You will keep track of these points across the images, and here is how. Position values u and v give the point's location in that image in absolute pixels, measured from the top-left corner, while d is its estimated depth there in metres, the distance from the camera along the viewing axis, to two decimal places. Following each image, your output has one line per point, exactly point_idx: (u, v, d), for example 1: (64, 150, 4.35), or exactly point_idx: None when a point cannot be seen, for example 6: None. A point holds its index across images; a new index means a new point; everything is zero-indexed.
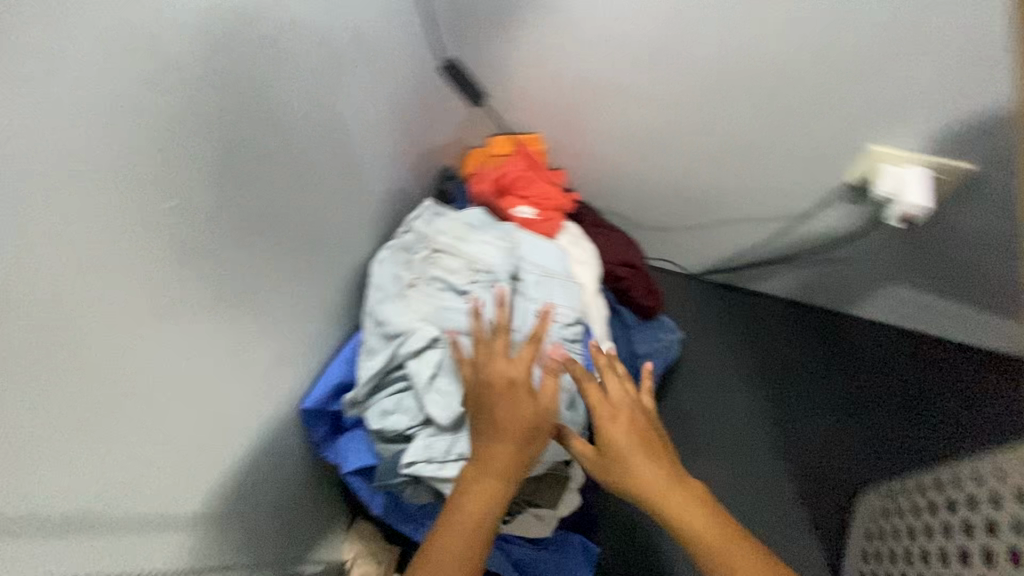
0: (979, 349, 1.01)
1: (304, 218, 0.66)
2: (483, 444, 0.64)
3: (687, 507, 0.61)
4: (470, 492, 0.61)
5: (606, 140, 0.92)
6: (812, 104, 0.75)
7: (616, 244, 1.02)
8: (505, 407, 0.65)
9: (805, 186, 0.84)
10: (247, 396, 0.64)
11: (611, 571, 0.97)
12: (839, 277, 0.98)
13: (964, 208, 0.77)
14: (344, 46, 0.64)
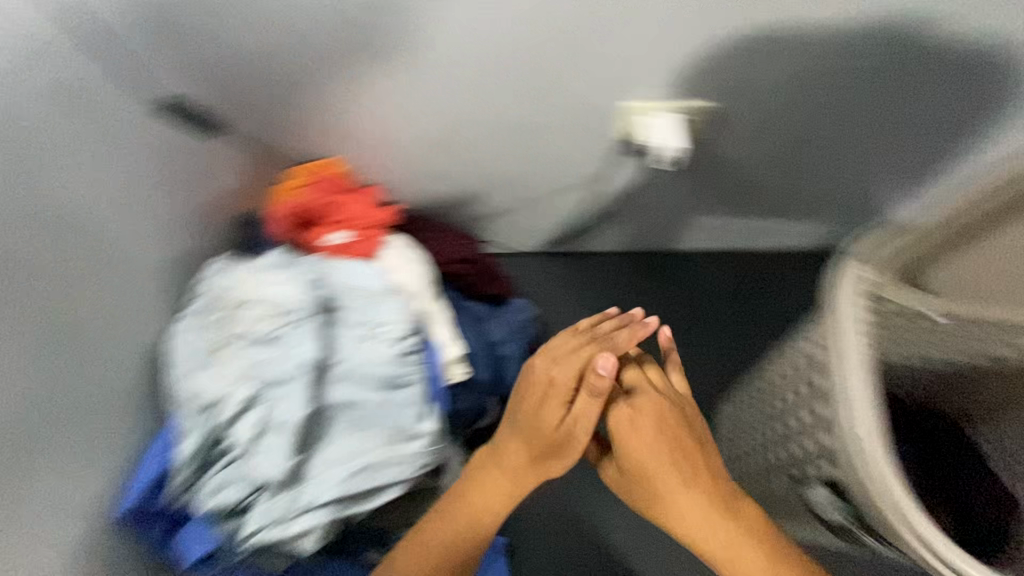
0: (771, 252, 1.19)
1: (49, 323, 0.57)
2: (515, 448, 0.66)
3: (713, 520, 0.60)
4: (492, 491, 0.66)
5: (402, 145, 0.88)
6: (586, 67, 0.75)
7: (448, 242, 1.00)
8: (530, 419, 0.65)
9: (595, 147, 0.89)
10: (46, 535, 0.56)
11: (528, 549, 1.00)
12: (652, 219, 1.08)
13: (720, 138, 0.86)
14: (44, 124, 0.56)
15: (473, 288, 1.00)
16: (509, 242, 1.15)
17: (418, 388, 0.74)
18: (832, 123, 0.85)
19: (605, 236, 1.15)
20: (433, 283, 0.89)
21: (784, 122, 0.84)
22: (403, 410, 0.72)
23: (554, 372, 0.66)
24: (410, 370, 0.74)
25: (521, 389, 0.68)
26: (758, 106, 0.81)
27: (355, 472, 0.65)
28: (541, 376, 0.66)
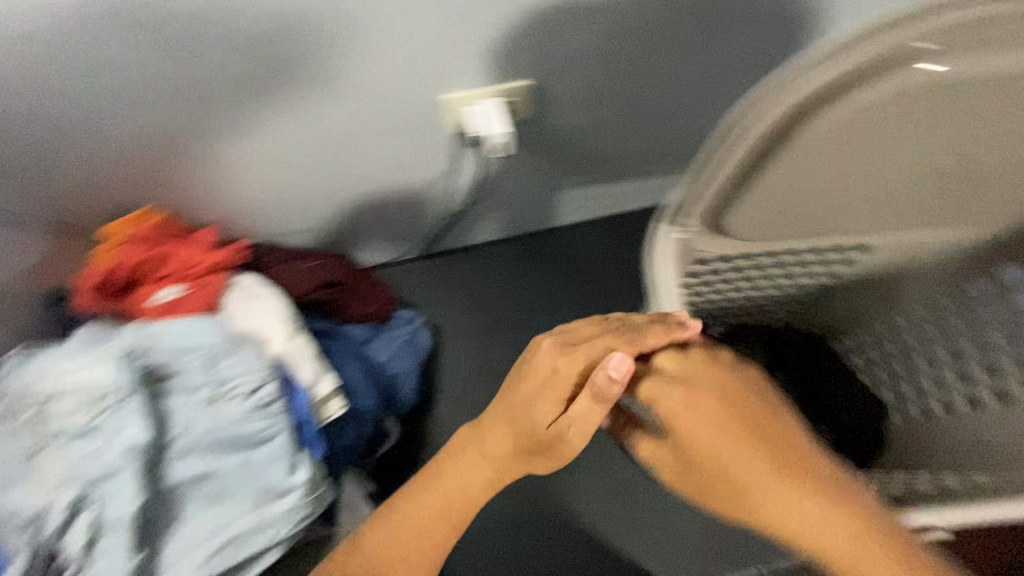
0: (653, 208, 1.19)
1: None
2: (500, 444, 0.57)
3: (824, 521, 0.47)
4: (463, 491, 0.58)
5: (220, 177, 0.82)
6: (381, 59, 0.71)
7: (307, 269, 0.93)
8: (522, 414, 0.56)
9: (430, 140, 0.84)
10: None
11: None
12: (522, 200, 1.05)
13: (554, 110, 0.83)
14: None
15: (343, 312, 0.94)
16: (382, 251, 1.08)
17: (283, 439, 0.69)
18: (657, 77, 0.84)
19: (479, 225, 1.09)
20: (292, 319, 0.83)
21: (611, 83, 0.82)
22: (268, 466, 0.67)
23: (558, 357, 0.57)
24: (270, 423, 0.69)
25: (520, 368, 0.59)
26: (577, 74, 0.78)
27: (217, 550, 0.61)
28: (546, 361, 0.57)
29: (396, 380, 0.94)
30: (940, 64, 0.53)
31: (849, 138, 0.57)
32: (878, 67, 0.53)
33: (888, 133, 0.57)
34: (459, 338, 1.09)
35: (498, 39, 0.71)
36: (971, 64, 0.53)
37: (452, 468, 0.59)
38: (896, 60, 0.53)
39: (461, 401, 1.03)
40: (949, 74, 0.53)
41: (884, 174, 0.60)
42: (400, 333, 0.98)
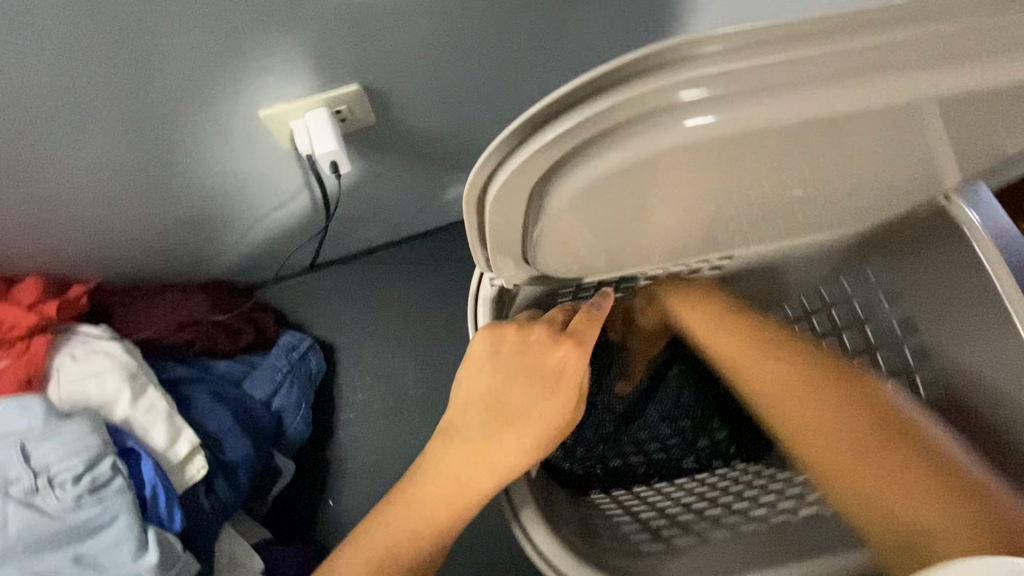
0: None
1: None
2: (494, 448, 0.51)
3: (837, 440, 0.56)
4: (458, 497, 0.53)
5: (23, 228, 0.72)
6: (162, 88, 0.60)
7: (162, 307, 0.85)
8: (538, 403, 0.52)
9: (267, 156, 0.74)
10: None
11: None
12: (407, 203, 0.95)
13: (401, 111, 0.73)
14: None
15: (213, 348, 0.86)
16: (262, 271, 0.98)
17: (125, 521, 0.62)
18: (517, 65, 0.73)
19: (365, 234, 0.99)
20: (139, 371, 0.75)
21: (463, 75, 0.72)
22: (110, 554, 0.61)
23: (555, 349, 0.51)
24: (106, 506, 0.62)
25: (514, 353, 0.52)
26: (415, 72, 0.68)
27: None
28: (543, 351, 0.52)
29: (281, 413, 0.88)
30: (730, 118, 0.34)
31: (636, 206, 0.42)
32: (638, 129, 0.35)
33: (691, 188, 0.41)
34: (359, 356, 1.01)
35: (303, 48, 0.60)
36: (786, 115, 0.34)
37: (446, 468, 0.53)
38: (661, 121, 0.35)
39: (368, 421, 0.98)
40: (765, 122, 0.34)
41: (708, 215, 0.47)
42: (281, 365, 0.90)
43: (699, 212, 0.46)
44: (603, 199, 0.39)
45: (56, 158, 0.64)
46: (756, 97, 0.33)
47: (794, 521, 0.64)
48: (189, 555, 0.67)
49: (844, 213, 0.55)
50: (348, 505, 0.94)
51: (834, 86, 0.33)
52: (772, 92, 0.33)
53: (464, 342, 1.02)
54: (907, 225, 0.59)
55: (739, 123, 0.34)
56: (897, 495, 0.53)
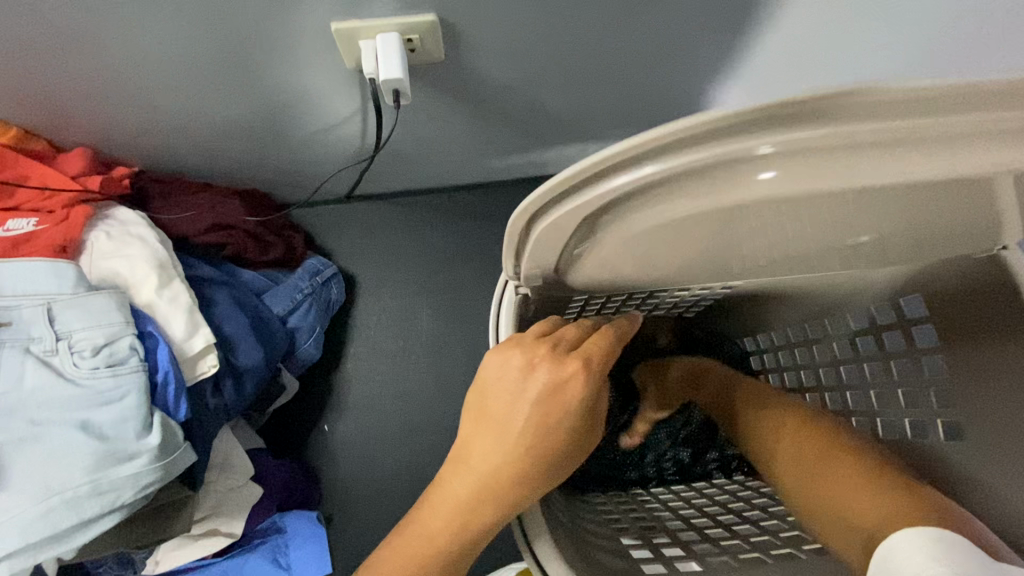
0: None
1: None
2: (507, 470, 0.49)
3: (806, 461, 0.58)
4: (472, 520, 0.51)
5: (83, 98, 0.72)
6: None
7: (199, 205, 0.85)
8: (551, 428, 0.49)
9: (330, 74, 0.73)
10: None
11: (365, 519, 0.93)
12: (453, 152, 0.94)
13: (471, 54, 0.72)
14: None
15: (241, 257, 0.87)
16: (299, 191, 0.98)
17: (135, 400, 0.64)
18: (595, 29, 0.71)
19: (405, 175, 0.98)
20: (169, 263, 0.76)
21: (540, 29, 0.70)
22: (116, 426, 0.62)
23: (563, 368, 0.48)
24: (119, 381, 0.64)
25: (526, 386, 0.48)
26: (492, 16, 0.66)
27: (44, 514, 0.57)
28: (548, 373, 0.48)
29: (295, 334, 0.89)
30: (788, 175, 0.35)
31: (673, 239, 0.43)
32: (706, 172, 0.36)
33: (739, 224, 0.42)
34: (376, 294, 1.02)
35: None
36: (835, 179, 0.36)
37: (458, 491, 0.51)
38: (735, 166, 0.35)
39: (375, 358, 0.99)
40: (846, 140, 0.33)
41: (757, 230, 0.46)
42: (303, 287, 0.91)
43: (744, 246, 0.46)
44: (642, 234, 0.42)
45: (126, 36, 0.64)
46: (813, 165, 0.35)
47: (802, 554, 0.57)
48: (188, 447, 0.67)
49: (904, 256, 0.52)
50: (342, 431, 0.96)
51: (889, 157, 0.35)
52: (824, 161, 0.35)
53: (482, 299, 1.02)
54: (942, 292, 0.58)
55: (802, 179, 0.36)
56: (848, 496, 0.52)
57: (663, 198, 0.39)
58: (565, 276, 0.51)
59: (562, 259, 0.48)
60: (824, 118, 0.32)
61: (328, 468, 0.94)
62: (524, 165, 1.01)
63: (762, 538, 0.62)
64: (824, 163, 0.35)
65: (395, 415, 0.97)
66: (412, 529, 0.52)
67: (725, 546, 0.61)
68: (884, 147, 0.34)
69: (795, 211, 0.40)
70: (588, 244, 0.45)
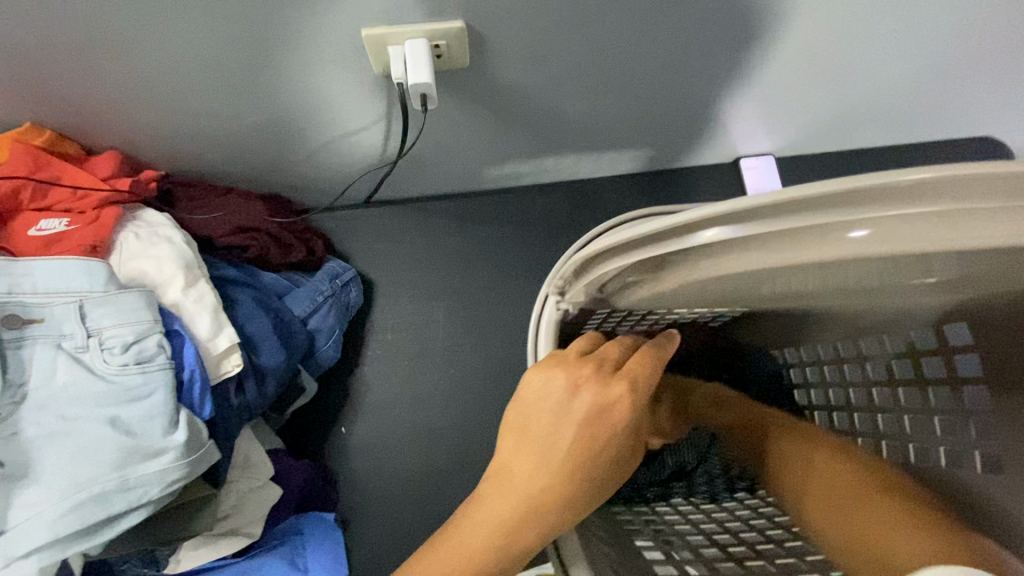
0: (627, 177, 1.08)
1: None
2: (551, 491, 0.49)
3: (827, 486, 0.62)
4: (515, 542, 0.49)
5: (115, 103, 0.74)
6: None
7: (222, 210, 0.86)
8: (598, 447, 0.50)
9: (357, 81, 0.75)
10: None
11: (382, 523, 0.92)
12: (473, 159, 0.95)
13: (495, 61, 0.73)
14: None
15: (262, 261, 0.88)
16: (320, 196, 0.99)
17: (163, 397, 0.64)
18: (619, 37, 0.72)
19: (423, 180, 1.00)
20: (195, 264, 0.77)
21: (564, 38, 0.71)
22: (143, 424, 0.63)
23: (610, 390, 0.49)
24: (147, 379, 0.64)
25: (574, 407, 0.49)
26: (519, 23, 0.68)
27: (74, 508, 0.57)
28: (595, 395, 0.49)
29: (314, 337, 0.90)
30: (875, 236, 0.36)
31: (729, 283, 0.45)
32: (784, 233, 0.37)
33: (781, 270, 0.42)
34: (394, 297, 1.03)
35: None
36: (900, 242, 0.36)
37: (500, 513, 0.49)
38: (807, 232, 0.36)
39: (393, 362, 1.00)
40: (918, 203, 0.33)
41: None
42: (324, 289, 0.92)
43: (781, 283, 0.45)
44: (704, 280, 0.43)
45: (162, 42, 0.66)
46: (891, 224, 0.35)
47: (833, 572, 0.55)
48: (212, 446, 0.68)
49: None
50: (359, 434, 0.96)
51: (958, 225, 0.34)
52: (903, 228, 0.35)
53: (499, 304, 1.03)
54: None
55: (875, 233, 0.35)
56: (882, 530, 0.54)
57: (731, 255, 0.40)
58: (613, 297, 0.51)
59: (613, 284, 0.49)
60: (906, 188, 0.32)
61: (345, 470, 0.94)
62: (541, 172, 1.02)
63: (789, 560, 0.59)
64: (901, 230, 0.35)
65: (414, 420, 0.97)
66: (443, 546, 0.50)
67: (750, 565, 0.58)
68: (964, 218, 0.34)
69: (849, 263, 0.40)
70: (648, 274, 0.45)
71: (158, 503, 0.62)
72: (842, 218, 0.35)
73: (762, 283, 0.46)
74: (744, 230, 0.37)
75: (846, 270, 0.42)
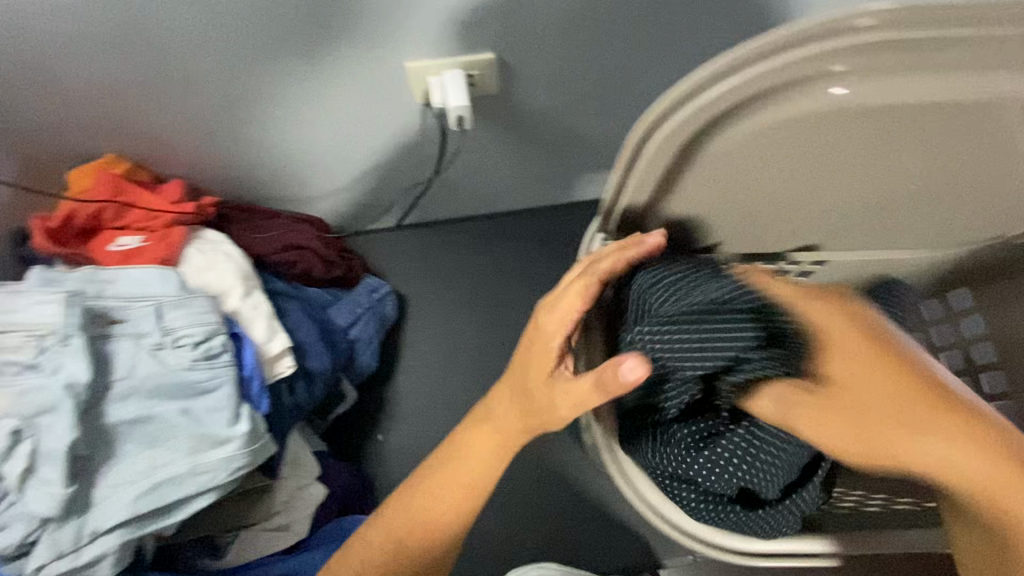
0: None
1: None
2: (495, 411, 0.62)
3: (976, 470, 0.47)
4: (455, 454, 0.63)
5: (186, 135, 0.84)
6: (336, 31, 0.71)
7: (272, 231, 0.95)
8: (523, 375, 0.59)
9: (398, 109, 0.85)
10: None
11: None
12: (496, 181, 1.04)
13: (521, 88, 0.83)
14: None
15: (306, 275, 0.96)
16: (356, 219, 1.08)
17: (228, 390, 0.70)
18: (633, 62, 0.82)
19: (450, 202, 1.08)
20: (252, 276, 0.85)
21: (582, 66, 0.81)
22: (211, 415, 0.69)
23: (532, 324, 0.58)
24: (214, 374, 0.70)
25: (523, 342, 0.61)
26: (546, 51, 0.78)
27: (151, 490, 0.62)
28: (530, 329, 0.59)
29: (354, 345, 0.96)
30: (856, 92, 0.43)
31: (759, 170, 0.50)
32: (782, 88, 0.44)
33: (789, 150, 0.48)
34: (424, 311, 1.10)
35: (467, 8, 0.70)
36: (883, 94, 0.43)
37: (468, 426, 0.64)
38: (804, 82, 0.43)
39: (425, 372, 1.06)
40: (892, 37, 0.40)
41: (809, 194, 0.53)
42: (362, 302, 1.00)
43: (796, 186, 0.52)
44: (727, 167, 0.50)
45: (235, 78, 0.76)
46: (876, 69, 0.42)
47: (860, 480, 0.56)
48: (270, 438, 0.73)
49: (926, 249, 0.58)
50: (395, 442, 1.00)
51: (922, 81, 0.42)
52: (886, 74, 0.42)
53: (522, 317, 1.09)
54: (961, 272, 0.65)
55: (865, 86, 0.43)
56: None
57: (746, 121, 0.46)
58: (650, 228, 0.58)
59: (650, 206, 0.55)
60: (874, 29, 0.40)
61: (382, 476, 0.98)
62: (558, 193, 1.11)
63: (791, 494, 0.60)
64: (881, 78, 0.42)
65: (445, 424, 1.02)
66: (420, 491, 0.63)
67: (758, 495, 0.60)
68: (921, 50, 0.41)
69: (845, 130, 0.46)
70: (674, 187, 0.53)
71: (224, 487, 0.66)
72: (822, 54, 0.41)
73: (789, 188, 0.52)
74: (746, 77, 0.43)
75: (851, 146, 0.47)
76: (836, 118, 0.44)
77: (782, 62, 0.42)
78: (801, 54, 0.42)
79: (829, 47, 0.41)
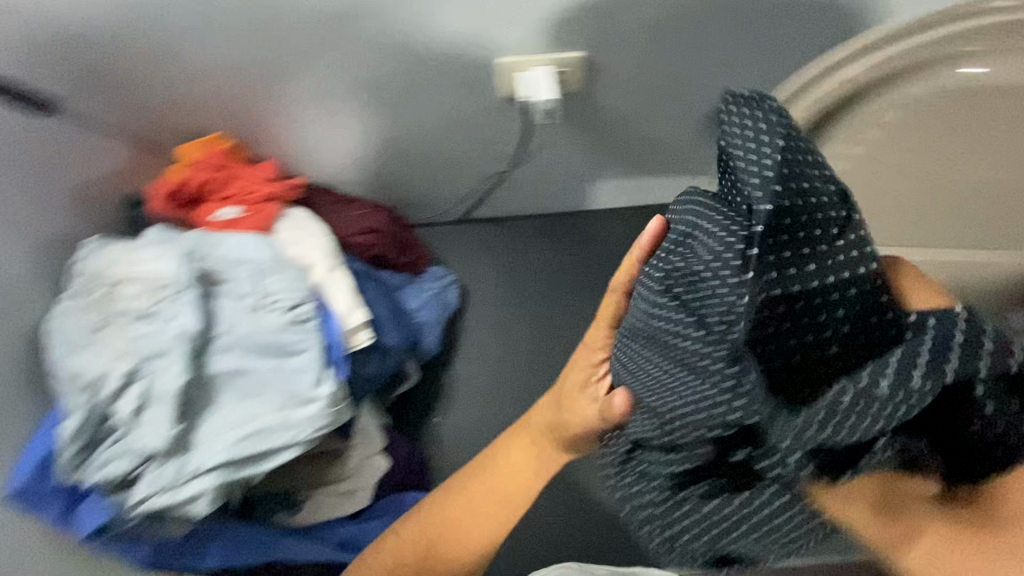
0: None
1: None
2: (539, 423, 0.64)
3: None
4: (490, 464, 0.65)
5: (284, 121, 0.88)
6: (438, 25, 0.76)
7: (352, 215, 1.00)
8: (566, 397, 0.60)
9: (481, 104, 0.89)
10: None
11: None
12: (562, 179, 1.07)
13: (601, 88, 0.87)
14: None
15: (380, 258, 1.02)
16: (423, 211, 1.13)
17: (314, 354, 0.74)
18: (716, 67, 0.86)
19: (515, 199, 1.12)
20: (336, 254, 0.89)
21: (662, 68, 0.85)
22: (298, 375, 0.72)
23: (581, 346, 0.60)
24: (302, 337, 0.74)
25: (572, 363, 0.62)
26: (630, 52, 0.81)
27: (245, 437, 0.66)
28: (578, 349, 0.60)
29: (419, 327, 1.02)
30: (987, 69, 0.51)
31: (895, 145, 0.54)
32: (921, 64, 0.52)
33: (927, 126, 0.54)
34: (482, 303, 1.13)
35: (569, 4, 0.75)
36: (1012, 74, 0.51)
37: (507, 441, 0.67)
38: (940, 61, 0.52)
39: (480, 362, 1.08)
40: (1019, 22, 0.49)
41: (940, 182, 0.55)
42: (430, 288, 1.05)
43: (926, 171, 0.55)
44: (867, 139, 0.54)
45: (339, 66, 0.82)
46: (1007, 52, 0.50)
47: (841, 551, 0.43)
48: (349, 404, 0.76)
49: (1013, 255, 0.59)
50: (448, 427, 1.03)
51: None
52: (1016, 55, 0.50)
53: (577, 315, 1.12)
54: None
55: (996, 65, 0.51)
56: None
57: (886, 93, 0.53)
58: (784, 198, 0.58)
59: None
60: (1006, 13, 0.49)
61: (434, 459, 1.01)
62: (619, 197, 1.13)
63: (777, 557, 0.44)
64: (1009, 59, 0.51)
65: (498, 413, 1.04)
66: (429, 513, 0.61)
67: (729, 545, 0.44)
68: None
69: (975, 107, 0.52)
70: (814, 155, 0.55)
71: (307, 444, 0.69)
72: (962, 29, 0.50)
73: (920, 170, 0.55)
74: (893, 49, 0.51)
75: (974, 139, 0.53)
76: (975, 94, 0.52)
77: (929, 35, 0.51)
78: (944, 33, 0.50)
79: (972, 24, 0.50)
